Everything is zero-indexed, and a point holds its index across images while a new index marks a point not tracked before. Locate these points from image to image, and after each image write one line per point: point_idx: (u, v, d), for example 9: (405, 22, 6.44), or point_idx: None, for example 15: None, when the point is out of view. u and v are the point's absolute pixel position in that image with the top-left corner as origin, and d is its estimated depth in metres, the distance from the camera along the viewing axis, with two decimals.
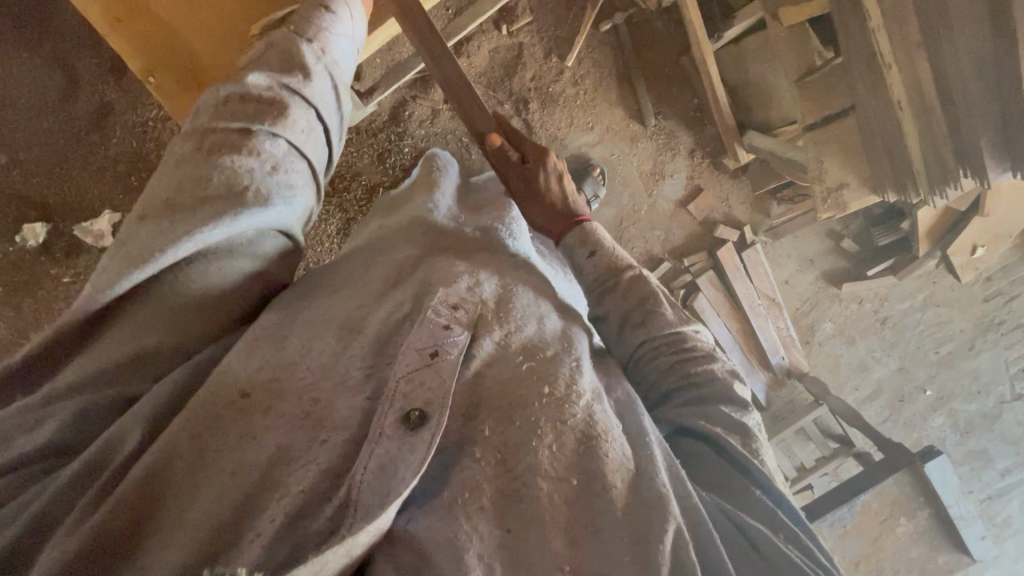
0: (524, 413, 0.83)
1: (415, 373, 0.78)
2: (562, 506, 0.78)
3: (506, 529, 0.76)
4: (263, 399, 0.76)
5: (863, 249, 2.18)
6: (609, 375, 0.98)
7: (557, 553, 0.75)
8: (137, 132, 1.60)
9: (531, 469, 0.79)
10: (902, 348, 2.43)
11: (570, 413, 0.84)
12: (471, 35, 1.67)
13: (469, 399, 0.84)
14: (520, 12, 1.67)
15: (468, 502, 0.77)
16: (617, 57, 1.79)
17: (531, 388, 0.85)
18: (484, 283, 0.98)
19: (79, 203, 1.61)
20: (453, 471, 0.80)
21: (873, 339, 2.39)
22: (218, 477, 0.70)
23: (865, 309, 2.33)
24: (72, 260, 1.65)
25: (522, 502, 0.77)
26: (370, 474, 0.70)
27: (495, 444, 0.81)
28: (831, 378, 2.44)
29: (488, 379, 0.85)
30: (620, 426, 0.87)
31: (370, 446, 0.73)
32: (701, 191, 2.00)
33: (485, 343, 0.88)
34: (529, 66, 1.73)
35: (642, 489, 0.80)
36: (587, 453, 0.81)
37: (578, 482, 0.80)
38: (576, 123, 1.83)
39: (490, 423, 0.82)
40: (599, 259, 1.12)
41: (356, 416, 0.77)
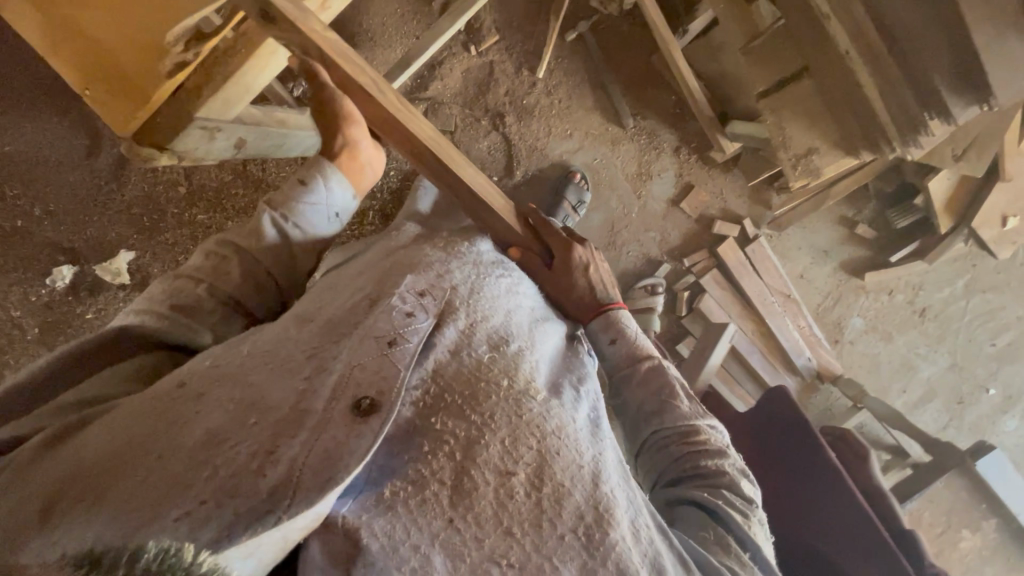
0: (478, 409, 0.76)
1: (370, 360, 0.72)
2: (507, 502, 0.72)
3: (447, 520, 0.69)
4: (200, 386, 0.68)
5: (882, 234, 2.03)
6: (574, 368, 0.96)
7: (496, 548, 0.69)
8: (148, 177, 1.77)
9: (482, 463, 0.73)
10: (950, 342, 2.19)
11: (525, 408, 0.80)
12: (442, 60, 1.76)
13: (421, 386, 0.77)
14: (486, 33, 1.75)
15: (409, 498, 0.69)
16: (587, 64, 1.83)
17: (489, 382, 0.80)
18: (455, 271, 0.93)
19: (101, 245, 1.78)
20: (398, 464, 0.71)
21: (914, 333, 2.18)
22: (144, 459, 0.60)
23: (898, 301, 2.14)
24: (95, 297, 1.79)
25: (467, 497, 0.70)
26: (311, 458, 0.63)
27: (444, 440, 0.73)
28: (872, 380, 2.21)
29: (448, 369, 0.79)
30: (577, 422, 0.85)
31: (315, 432, 0.65)
32: (692, 188, 1.95)
33: (449, 330, 0.84)
34: (501, 81, 1.79)
35: (593, 492, 0.77)
36: (540, 451, 0.77)
37: (527, 478, 0.74)
38: (554, 131, 1.85)
39: (445, 416, 0.75)
40: (620, 346, 1.05)
41: (291, 398, 0.68)
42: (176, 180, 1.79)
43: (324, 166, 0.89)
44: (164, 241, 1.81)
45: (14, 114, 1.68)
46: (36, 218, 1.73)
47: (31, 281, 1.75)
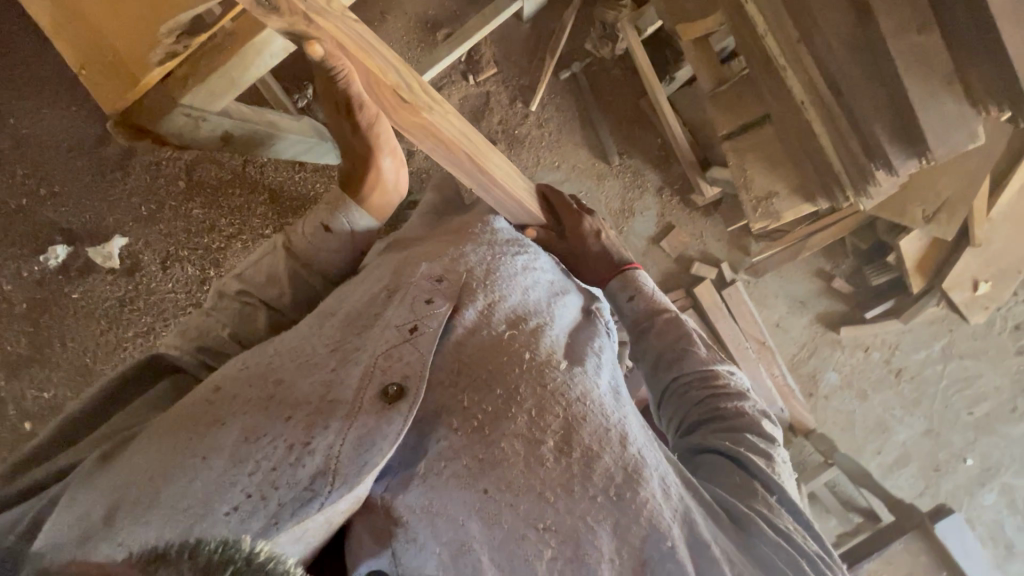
0: (504, 381, 0.77)
1: (392, 350, 0.75)
2: (539, 470, 0.72)
3: (482, 491, 0.70)
4: (232, 390, 0.73)
5: (859, 290, 2.05)
6: (585, 335, 0.95)
7: (531, 512, 0.70)
8: (151, 169, 1.86)
9: (508, 435, 0.74)
10: (926, 406, 2.17)
11: (550, 376, 0.79)
12: (441, 85, 1.85)
13: (450, 366, 0.78)
14: (485, 64, 1.85)
15: (444, 475, 0.70)
16: (578, 102, 1.92)
17: (510, 355, 0.81)
18: (470, 254, 0.95)
19: (97, 229, 1.85)
20: (431, 444, 0.73)
21: (890, 394, 2.16)
22: (189, 458, 0.63)
23: (874, 359, 2.13)
24: (84, 278, 1.85)
25: (500, 468, 0.71)
26: (347, 444, 0.66)
27: (472, 415, 0.74)
28: (847, 438, 2.18)
29: (469, 345, 0.81)
30: (601, 388, 0.84)
31: (346, 421, 0.68)
32: (673, 228, 2.00)
33: (465, 313, 0.84)
34: (495, 111, 1.88)
35: (624, 455, 0.77)
36: (567, 419, 0.77)
37: (557, 444, 0.74)
38: (543, 162, 1.93)
39: (471, 392, 0.76)
40: (638, 303, 1.15)
41: (319, 390, 0.72)
42: (178, 175, 1.88)
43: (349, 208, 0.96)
44: (158, 231, 1.88)
45: (37, 100, 1.79)
46: (40, 197, 1.81)
47: (26, 256, 1.82)
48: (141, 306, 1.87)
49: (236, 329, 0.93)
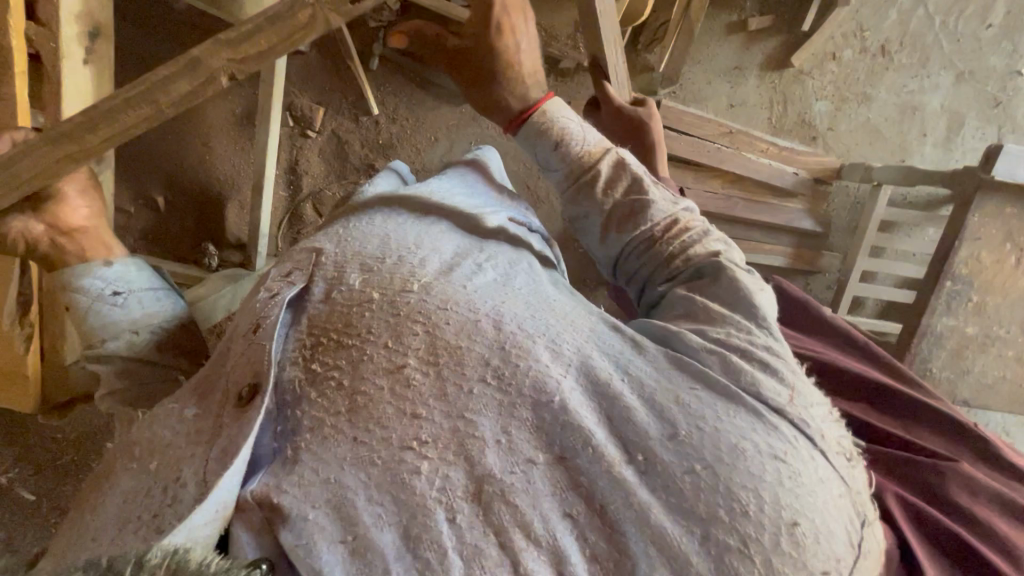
0: (361, 330, 0.60)
1: (245, 348, 0.62)
2: (408, 394, 0.56)
3: (353, 438, 0.54)
4: (104, 470, 0.64)
5: (780, 13, 1.81)
6: (436, 232, 0.75)
7: (401, 432, 0.54)
8: None
9: (370, 371, 0.57)
10: (937, 58, 1.87)
11: (396, 298, 0.62)
12: (297, 156, 1.88)
13: (306, 342, 0.61)
14: (310, 112, 1.82)
15: (315, 442, 0.54)
16: (407, 76, 1.86)
17: (358, 298, 0.63)
18: (320, 237, 0.74)
19: None
20: (297, 421, 0.56)
21: (893, 75, 1.89)
22: (77, 551, 0.55)
23: (850, 57, 1.87)
24: None
25: (364, 410, 0.55)
26: (213, 459, 0.54)
27: (327, 376, 0.58)
28: (882, 146, 1.95)
29: (320, 311, 0.62)
30: (473, 284, 0.65)
31: (211, 443, 0.57)
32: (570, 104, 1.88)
33: (317, 287, 0.65)
34: (352, 139, 1.88)
35: (503, 353, 0.58)
36: (428, 334, 0.59)
37: (419, 363, 0.57)
38: (420, 143, 1.93)
39: (323, 356, 0.59)
40: (567, 150, 0.86)
41: (188, 425, 0.61)
42: None
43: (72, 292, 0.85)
44: None
45: None
46: None
47: None
48: None
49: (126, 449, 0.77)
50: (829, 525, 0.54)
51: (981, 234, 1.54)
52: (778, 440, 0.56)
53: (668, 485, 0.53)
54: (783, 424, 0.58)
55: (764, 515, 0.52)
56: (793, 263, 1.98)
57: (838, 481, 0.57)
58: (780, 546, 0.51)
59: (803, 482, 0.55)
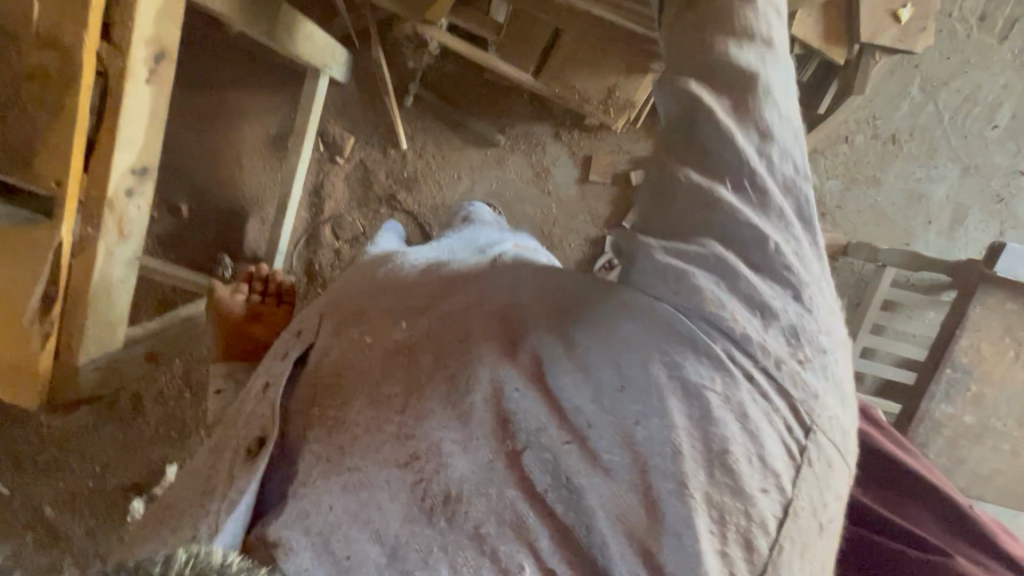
0: (353, 372, 0.70)
1: (256, 408, 0.75)
2: (391, 420, 0.64)
3: (345, 469, 0.64)
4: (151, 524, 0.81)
5: None
6: (427, 273, 0.84)
7: (383, 458, 0.63)
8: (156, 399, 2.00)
9: (360, 407, 0.66)
10: (945, 151, 1.96)
11: (387, 331, 0.72)
12: (322, 180, 1.95)
13: (307, 389, 0.72)
14: (341, 141, 1.91)
15: (311, 477, 0.65)
16: (437, 115, 1.93)
17: (358, 348, 0.72)
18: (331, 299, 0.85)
19: (150, 472, 2.00)
20: (299, 459, 0.68)
21: (902, 163, 1.97)
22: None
23: (861, 142, 1.96)
24: None
25: (357, 442, 0.64)
26: (221, 508, 0.67)
27: (325, 416, 0.68)
28: (889, 229, 2.01)
29: (326, 363, 0.73)
30: (442, 302, 0.73)
31: (221, 496, 0.70)
32: (592, 158, 1.96)
33: (323, 339, 0.78)
34: (378, 170, 1.94)
35: (454, 352, 0.65)
36: (409, 363, 0.67)
37: (402, 392, 0.65)
38: (444, 181, 1.96)
39: (323, 401, 0.70)
40: None
41: (205, 485, 0.76)
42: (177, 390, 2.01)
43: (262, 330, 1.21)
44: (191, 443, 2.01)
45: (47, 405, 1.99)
46: (95, 474, 1.99)
47: (118, 525, 2.00)
48: None
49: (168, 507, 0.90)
50: (770, 450, 0.57)
51: (983, 325, 1.56)
52: (714, 376, 0.57)
53: (618, 443, 0.57)
54: (745, 336, 0.58)
55: (693, 457, 0.56)
56: None
57: (781, 403, 0.58)
58: (719, 480, 0.56)
59: (738, 411, 0.57)
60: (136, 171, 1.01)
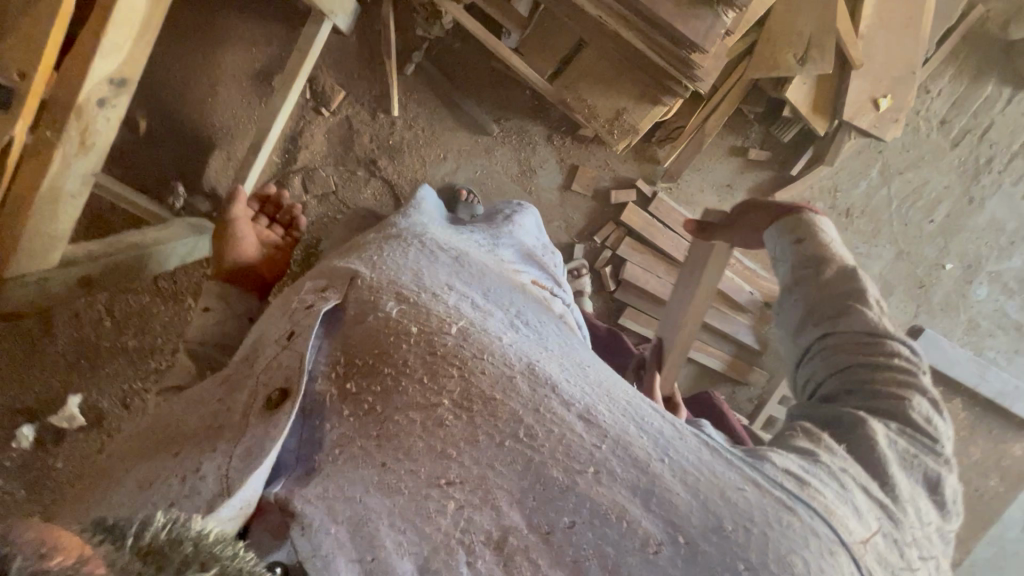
0: (394, 363, 0.70)
1: (274, 359, 0.74)
2: (439, 432, 0.66)
3: (380, 464, 0.65)
4: (126, 457, 0.78)
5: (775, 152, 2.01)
6: (476, 280, 0.85)
7: (431, 471, 0.64)
8: (74, 321, 1.87)
9: (403, 406, 0.68)
10: (888, 233, 2.15)
11: (436, 336, 0.72)
12: (301, 128, 1.86)
13: (339, 359, 0.73)
14: (330, 92, 1.82)
15: (339, 461, 0.66)
16: (435, 89, 1.88)
17: (396, 332, 0.73)
18: (361, 260, 0.85)
19: (51, 397, 1.87)
20: (324, 435, 0.68)
21: (850, 236, 2.14)
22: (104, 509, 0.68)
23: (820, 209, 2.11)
24: (60, 445, 1.88)
25: (397, 438, 0.66)
26: (235, 460, 0.65)
27: (363, 398, 0.69)
28: None
29: (356, 332, 0.74)
30: (505, 334, 0.75)
31: (233, 441, 0.68)
32: (578, 168, 1.99)
33: (352, 307, 0.77)
34: (363, 131, 1.87)
35: (524, 392, 0.68)
36: (463, 376, 0.69)
37: (454, 403, 0.67)
38: (428, 158, 1.92)
39: (359, 379, 0.71)
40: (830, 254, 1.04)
41: (207, 421, 0.74)
42: (99, 316, 1.88)
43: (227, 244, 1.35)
44: (105, 373, 1.89)
45: None
46: None
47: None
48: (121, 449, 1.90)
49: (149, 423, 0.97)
50: None
51: None
52: (814, 541, 0.63)
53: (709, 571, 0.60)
54: (861, 493, 0.72)
55: None
56: (726, 369, 2.15)
57: None
58: None
59: None
60: (115, 82, 0.93)
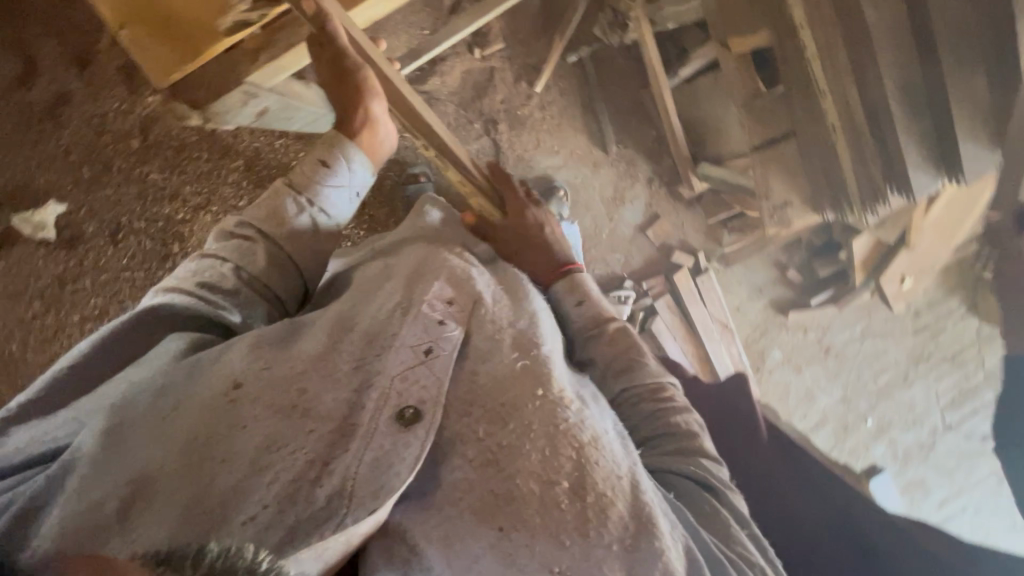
0: (517, 418, 0.81)
1: (409, 371, 0.82)
2: (554, 512, 0.76)
3: (499, 528, 0.75)
4: (256, 390, 0.78)
5: (805, 280, 2.34)
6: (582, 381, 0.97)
7: (546, 555, 0.74)
8: (94, 123, 1.56)
9: (521, 473, 0.78)
10: (844, 379, 2.54)
11: (561, 419, 0.82)
12: (445, 55, 1.75)
13: (464, 397, 0.83)
14: (493, 39, 1.78)
15: (460, 505, 0.77)
16: (581, 87, 1.94)
17: (524, 390, 0.84)
18: (477, 278, 0.99)
19: (25, 192, 1.53)
20: (444, 469, 0.79)
21: (818, 368, 2.50)
22: (211, 463, 0.71)
23: (809, 338, 2.46)
24: (7, 251, 1.53)
25: (513, 506, 0.76)
26: (365, 465, 0.73)
27: (486, 446, 0.80)
28: (781, 407, 2.49)
29: (482, 376, 0.85)
30: (610, 433, 0.86)
31: (364, 442, 0.75)
32: (658, 218, 2.12)
33: (476, 340, 0.89)
34: (500, 89, 1.83)
35: (634, 501, 0.79)
36: (580, 460, 0.79)
37: (570, 487, 0.77)
38: (542, 145, 1.92)
39: (484, 424, 0.81)
40: (586, 309, 1.10)
41: (341, 408, 0.77)
42: (130, 133, 1.59)
43: (350, 149, 1.02)
44: (105, 197, 1.59)
45: None
46: None
47: None
48: (85, 286, 1.58)
49: (238, 264, 0.93)
50: None
51: None
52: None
53: None
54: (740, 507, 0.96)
55: None
56: None
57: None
58: None
59: None
60: None
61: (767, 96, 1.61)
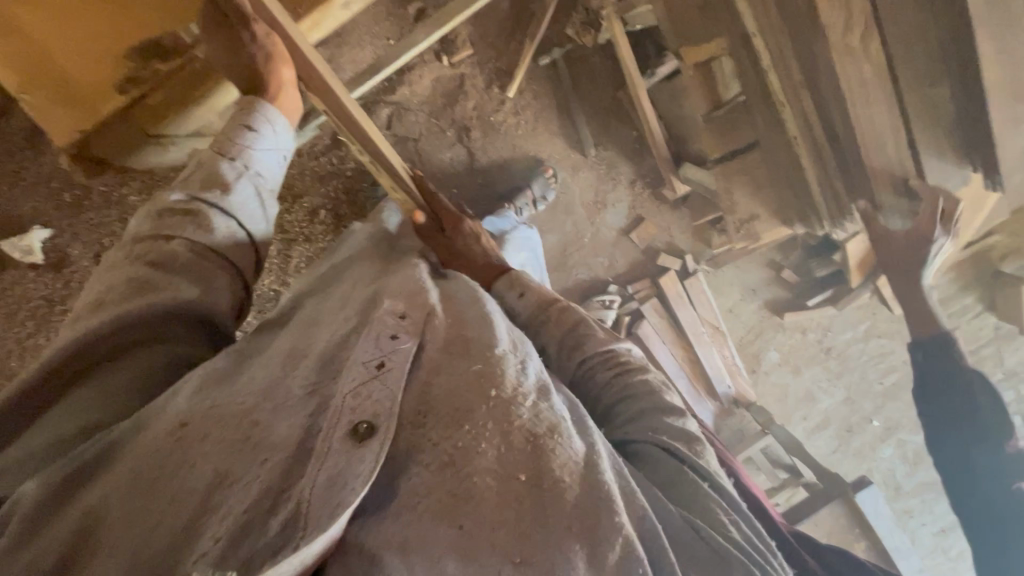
0: (475, 418, 0.72)
1: (363, 387, 0.71)
2: (510, 506, 0.67)
3: (457, 527, 0.65)
4: (203, 427, 0.68)
5: (803, 280, 2.25)
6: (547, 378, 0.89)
7: (504, 548, 0.65)
8: None
9: (480, 469, 0.69)
10: (847, 379, 2.44)
11: (516, 414, 0.73)
12: (412, 65, 1.73)
13: (416, 407, 0.74)
14: (461, 45, 1.73)
15: (419, 511, 0.66)
16: (556, 87, 1.88)
17: (475, 392, 0.74)
18: (432, 292, 0.92)
19: (11, 219, 1.59)
20: (400, 484, 0.68)
21: (819, 369, 2.41)
22: (159, 503, 0.62)
23: (809, 339, 2.37)
24: (1, 276, 1.62)
25: (472, 503, 0.66)
26: (319, 482, 0.63)
27: (442, 451, 0.70)
28: (779, 409, 2.42)
29: (437, 385, 0.76)
30: (567, 420, 0.77)
31: (316, 462, 0.64)
32: (642, 221, 2.06)
33: (431, 348, 0.81)
34: (470, 95, 1.78)
35: (590, 481, 0.71)
36: (534, 450, 0.71)
37: (527, 479, 0.69)
38: (518, 151, 1.88)
39: (438, 424, 0.72)
40: (528, 299, 1.09)
41: (296, 432, 0.67)
42: None
43: (266, 110, 1.05)
44: (88, 220, 1.64)
45: None
46: None
47: None
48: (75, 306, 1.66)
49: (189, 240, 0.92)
50: None
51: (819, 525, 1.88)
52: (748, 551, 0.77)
53: None
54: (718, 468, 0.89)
55: None
56: None
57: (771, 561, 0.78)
58: None
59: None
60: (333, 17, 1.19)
61: (728, 105, 1.67)
